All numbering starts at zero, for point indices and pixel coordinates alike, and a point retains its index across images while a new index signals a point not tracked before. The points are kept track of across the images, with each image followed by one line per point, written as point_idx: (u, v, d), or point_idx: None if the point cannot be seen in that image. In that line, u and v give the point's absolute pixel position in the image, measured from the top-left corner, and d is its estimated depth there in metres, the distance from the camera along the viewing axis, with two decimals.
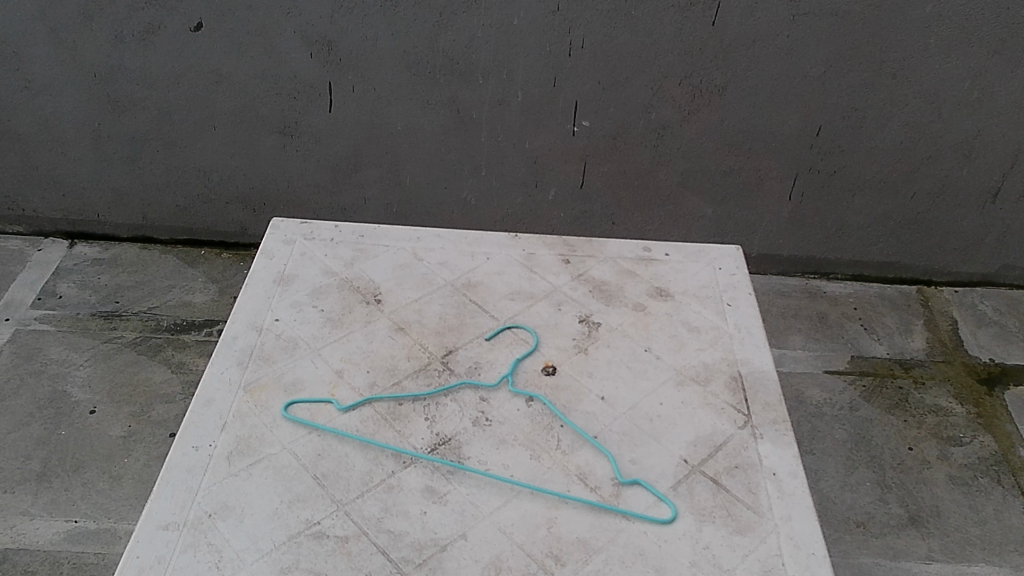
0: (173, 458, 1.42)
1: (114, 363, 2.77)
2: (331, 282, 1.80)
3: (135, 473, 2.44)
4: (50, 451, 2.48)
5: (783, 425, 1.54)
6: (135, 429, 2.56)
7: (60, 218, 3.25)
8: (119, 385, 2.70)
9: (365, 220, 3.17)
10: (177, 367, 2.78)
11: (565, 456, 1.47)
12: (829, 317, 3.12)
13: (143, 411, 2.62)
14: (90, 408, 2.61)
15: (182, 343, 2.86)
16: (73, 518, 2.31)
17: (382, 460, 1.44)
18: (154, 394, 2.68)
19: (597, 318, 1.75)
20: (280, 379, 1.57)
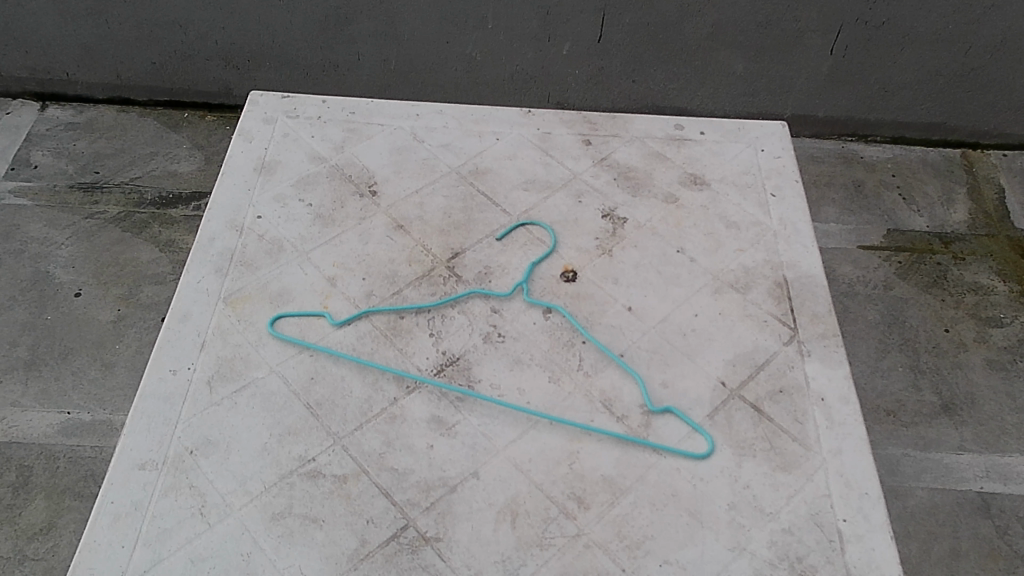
0: (147, 385, 1.26)
1: (98, 241, 2.59)
2: (319, 169, 1.58)
3: (129, 361, 2.31)
4: (36, 338, 2.34)
5: (833, 340, 1.36)
6: (125, 313, 2.42)
7: (27, 78, 2.96)
8: (105, 266, 2.53)
9: (360, 78, 2.88)
10: (165, 245, 2.59)
11: (588, 379, 1.31)
12: (866, 185, 2.88)
13: (132, 293, 2.46)
14: (75, 291, 2.45)
15: (170, 219, 2.66)
16: (67, 410, 2.21)
17: (382, 386, 1.28)
18: (142, 275, 2.51)
19: (623, 212, 1.54)
20: (265, 289, 1.39)
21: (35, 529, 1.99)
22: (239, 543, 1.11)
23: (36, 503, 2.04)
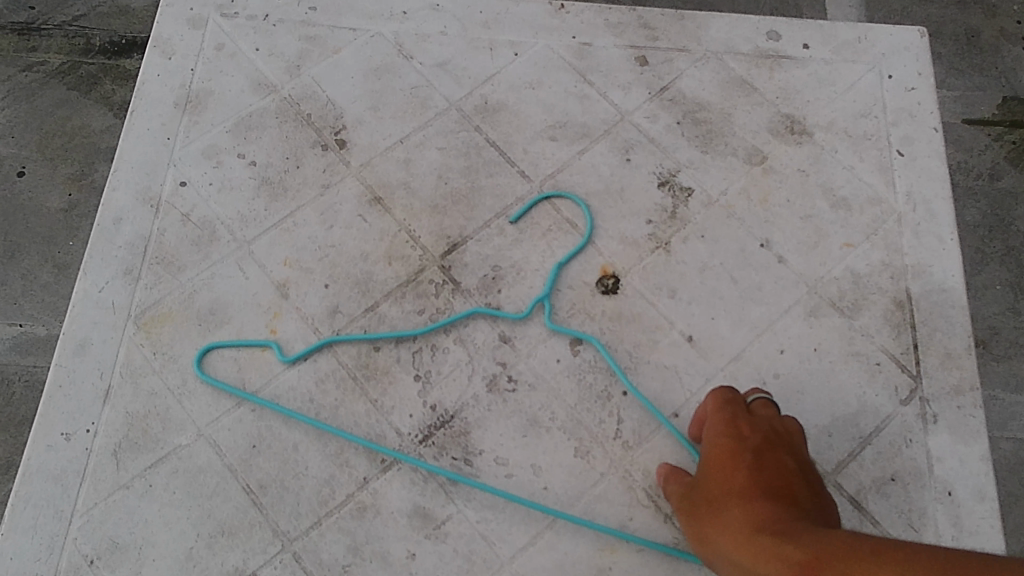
0: (32, 456, 0.94)
1: (37, 103, 1.49)
2: (267, 103, 1.13)
3: None
4: None
5: (969, 399, 0.99)
6: (79, 201, 1.41)
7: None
8: (50, 138, 1.46)
9: None
10: (122, 111, 1.49)
11: (628, 454, 0.96)
12: (981, 36, 1.52)
13: (85, 175, 1.43)
14: (17, 169, 1.43)
15: (129, 73, 1.53)
16: (18, 322, 1.32)
17: (349, 461, 0.95)
18: (99, 149, 1.46)
19: (687, 179, 1.11)
20: (190, 304, 1.02)
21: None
22: None
23: None
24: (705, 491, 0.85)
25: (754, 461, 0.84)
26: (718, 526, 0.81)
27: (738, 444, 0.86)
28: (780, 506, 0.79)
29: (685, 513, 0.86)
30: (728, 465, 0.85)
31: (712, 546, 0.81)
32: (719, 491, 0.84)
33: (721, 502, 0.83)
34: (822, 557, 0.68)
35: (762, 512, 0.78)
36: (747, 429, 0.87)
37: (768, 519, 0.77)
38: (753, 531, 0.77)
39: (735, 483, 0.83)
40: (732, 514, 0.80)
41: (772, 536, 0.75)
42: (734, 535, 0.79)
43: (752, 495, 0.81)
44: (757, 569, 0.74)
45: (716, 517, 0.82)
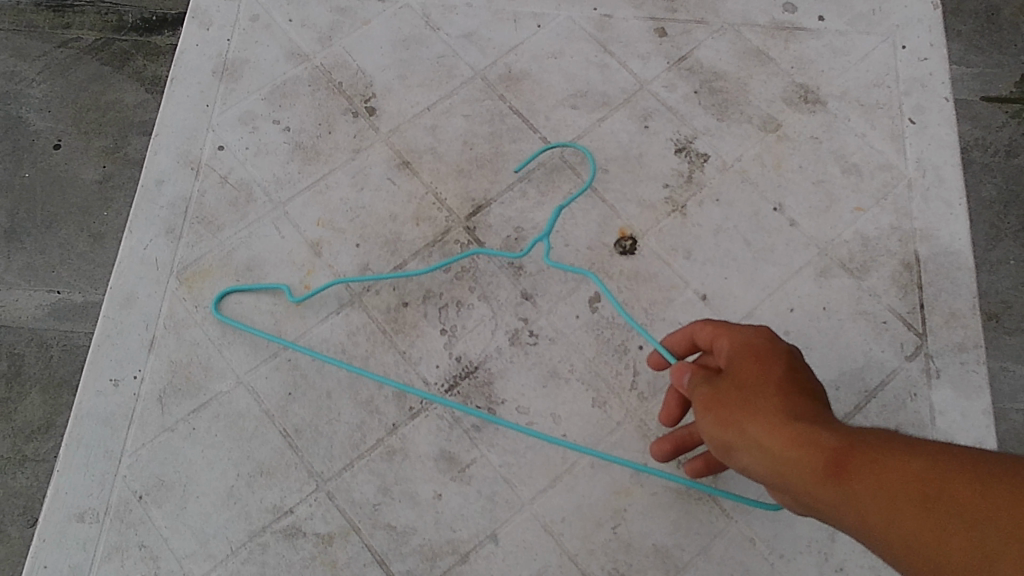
0: (83, 400, 1.00)
1: (73, 79, 1.53)
2: (299, 72, 1.19)
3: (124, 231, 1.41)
4: (14, 201, 1.42)
5: (973, 356, 1.03)
6: (112, 172, 1.46)
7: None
8: (85, 113, 1.50)
9: None
10: (154, 86, 1.53)
11: (643, 404, 1.01)
12: (1002, 13, 1.53)
13: (118, 147, 1.48)
14: (53, 142, 1.48)
15: (160, 49, 1.56)
16: (56, 288, 1.37)
17: (379, 407, 1.01)
18: (133, 122, 1.50)
19: (703, 145, 1.15)
20: (229, 261, 1.08)
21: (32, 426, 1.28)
22: None
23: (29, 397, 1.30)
24: (730, 375, 0.71)
25: (791, 363, 0.70)
26: (743, 405, 0.67)
27: (778, 340, 0.73)
28: (821, 405, 0.66)
29: (701, 397, 0.72)
30: (761, 358, 0.71)
31: (733, 435, 0.67)
32: (749, 381, 0.69)
33: (750, 389, 0.68)
34: (869, 447, 0.57)
35: (801, 406, 0.65)
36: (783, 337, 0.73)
37: (810, 413, 0.64)
38: (788, 420, 0.63)
39: (770, 374, 0.69)
40: (763, 396, 0.67)
41: (813, 424, 0.62)
42: (767, 421, 0.64)
43: (789, 388, 0.67)
44: (787, 456, 0.61)
45: (744, 404, 0.67)
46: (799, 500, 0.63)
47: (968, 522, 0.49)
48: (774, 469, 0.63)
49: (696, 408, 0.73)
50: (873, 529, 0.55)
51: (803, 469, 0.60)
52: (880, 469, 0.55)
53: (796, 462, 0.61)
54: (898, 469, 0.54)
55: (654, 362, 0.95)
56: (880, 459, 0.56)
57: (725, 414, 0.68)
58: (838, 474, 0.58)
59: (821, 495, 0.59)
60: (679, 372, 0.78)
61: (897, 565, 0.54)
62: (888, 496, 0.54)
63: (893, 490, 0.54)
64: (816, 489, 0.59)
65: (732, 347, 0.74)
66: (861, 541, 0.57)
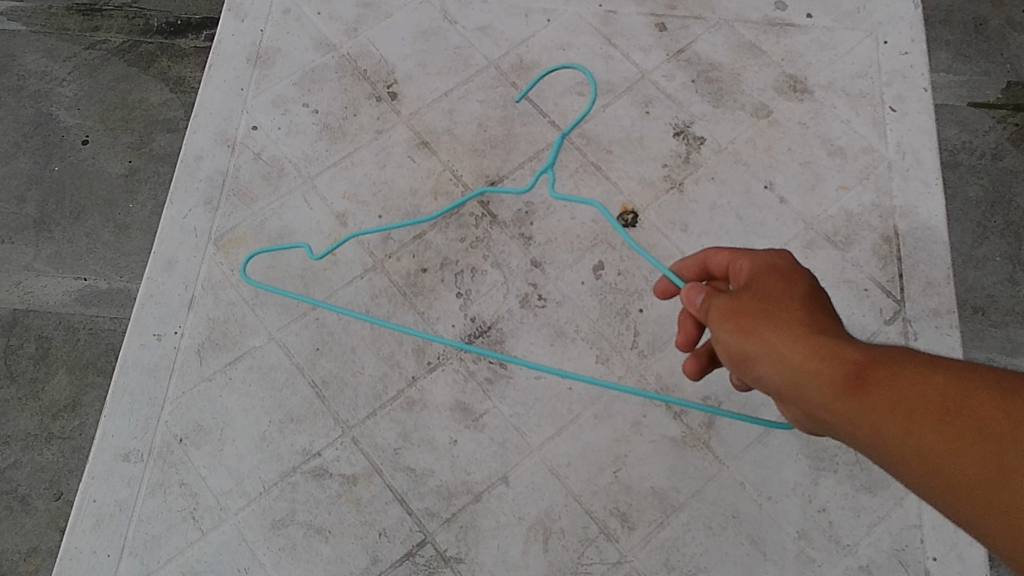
0: (128, 353, 1.09)
1: (103, 78, 1.60)
2: (327, 60, 1.28)
3: (147, 222, 1.47)
4: (46, 195, 1.50)
5: (948, 320, 1.11)
6: (138, 167, 1.52)
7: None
8: (112, 109, 1.58)
9: None
10: (178, 87, 1.60)
11: (643, 362, 1.10)
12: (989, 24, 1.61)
13: (144, 142, 1.55)
14: (82, 138, 1.55)
15: (183, 51, 1.63)
16: (83, 275, 1.43)
17: (399, 362, 1.09)
18: (157, 120, 1.57)
19: (700, 129, 1.24)
20: (262, 229, 1.17)
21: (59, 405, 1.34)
22: (235, 556, 1.00)
23: (56, 378, 1.36)
24: (752, 288, 0.74)
25: (810, 285, 0.73)
26: (767, 317, 0.70)
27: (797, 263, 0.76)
28: (838, 324, 0.70)
29: (719, 307, 0.75)
30: (784, 278, 0.74)
31: (753, 346, 0.70)
32: (771, 297, 0.72)
33: (776, 304, 0.71)
34: (891, 365, 0.62)
35: (823, 325, 0.69)
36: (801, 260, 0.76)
37: (832, 331, 0.68)
38: (813, 335, 0.67)
39: (792, 294, 0.72)
40: (787, 312, 0.70)
41: (836, 340, 0.67)
42: (794, 334, 0.68)
43: (811, 308, 0.71)
44: (809, 368, 0.66)
45: (768, 317, 0.70)
46: (812, 412, 0.68)
47: (982, 434, 0.54)
48: (795, 378, 0.67)
49: (712, 317, 0.75)
50: (885, 439, 0.60)
51: (825, 381, 0.65)
52: (901, 384, 0.60)
53: (818, 373, 0.65)
54: (918, 384, 0.59)
55: (660, 290, 0.92)
56: (901, 375, 0.61)
57: (745, 323, 0.71)
58: (858, 386, 0.63)
59: (839, 407, 0.64)
60: (691, 289, 0.80)
61: (903, 475, 0.60)
62: (905, 409, 0.59)
63: (910, 404, 0.59)
64: (835, 402, 0.64)
65: (751, 263, 0.76)
66: (869, 452, 0.63)
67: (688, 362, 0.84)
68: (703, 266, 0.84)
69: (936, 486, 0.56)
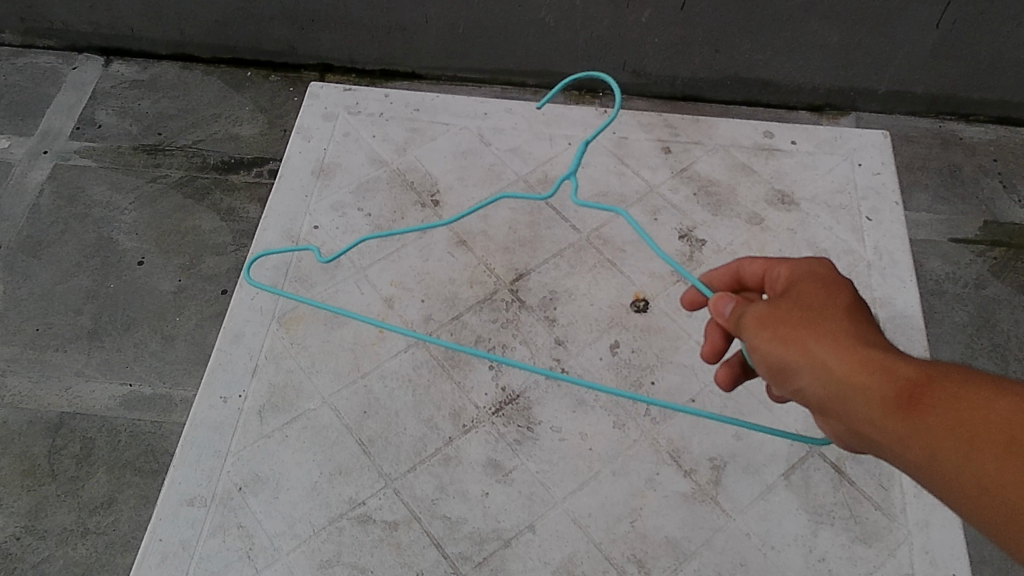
0: (198, 412, 1.23)
1: (162, 206, 2.13)
2: (380, 174, 1.50)
3: (190, 333, 1.84)
4: (99, 308, 1.89)
5: None
6: (186, 284, 1.94)
7: (22, 27, 2.64)
8: (167, 234, 2.06)
9: (418, 52, 2.49)
10: (227, 215, 2.13)
11: (655, 427, 1.22)
12: None
13: (193, 264, 1.99)
14: (137, 260, 1.99)
15: (233, 186, 2.22)
16: (129, 382, 1.77)
17: (438, 424, 1.23)
18: (204, 246, 2.04)
19: (702, 233, 1.43)
20: (320, 309, 1.34)
21: (96, 501, 1.60)
22: None
23: (96, 476, 1.64)
24: (796, 303, 0.81)
25: (851, 301, 0.80)
26: (810, 328, 0.77)
27: (836, 277, 0.84)
28: (881, 338, 0.76)
29: (761, 318, 0.82)
30: (825, 294, 0.81)
31: (798, 354, 0.77)
32: (816, 309, 0.79)
33: (819, 315, 0.78)
34: (942, 384, 0.67)
35: (868, 337, 0.75)
36: (840, 278, 0.84)
37: (877, 345, 0.74)
38: (859, 347, 0.74)
39: (835, 306, 0.79)
40: (830, 324, 0.77)
41: (882, 355, 0.73)
42: (838, 345, 0.75)
43: (854, 321, 0.78)
44: (856, 381, 0.72)
45: (812, 326, 0.77)
46: (856, 423, 0.73)
47: None
48: (841, 388, 0.73)
49: (752, 327, 0.82)
50: (932, 455, 0.65)
51: (873, 393, 0.71)
52: (955, 407, 0.64)
53: (865, 388, 0.71)
54: (976, 409, 0.63)
55: (687, 300, 1.04)
56: (954, 396, 0.65)
57: (788, 331, 0.78)
58: (909, 403, 0.68)
59: (887, 422, 0.70)
60: (721, 300, 0.90)
61: (948, 494, 0.65)
62: (955, 431, 0.63)
63: (960, 425, 0.63)
64: (883, 415, 0.70)
65: (791, 276, 0.86)
66: (916, 469, 0.68)
67: (720, 373, 0.97)
68: (735, 277, 0.97)
69: (984, 511, 0.61)
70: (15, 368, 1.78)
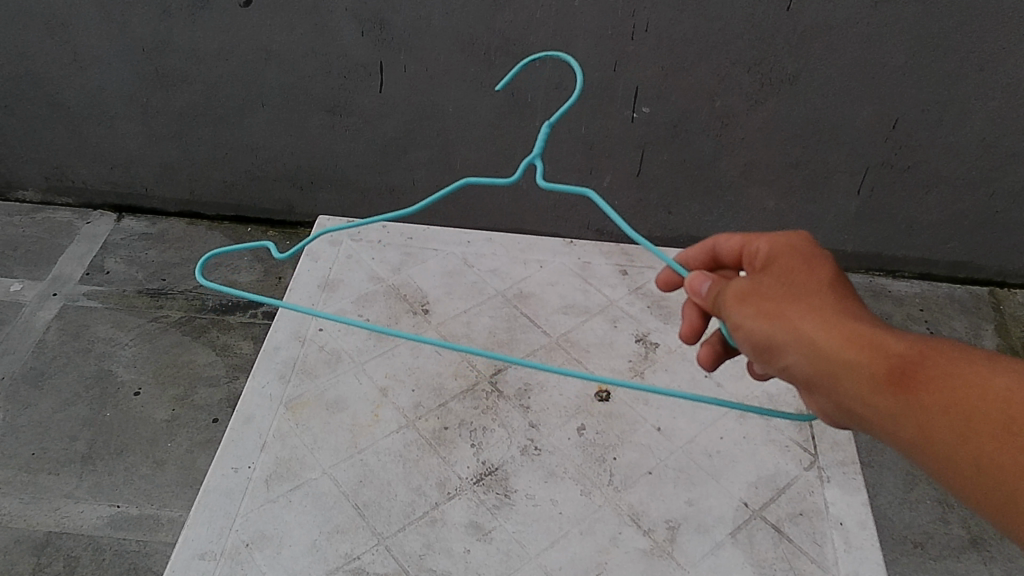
0: (211, 480, 1.38)
1: (161, 342, 2.53)
2: (378, 288, 1.74)
3: (180, 459, 2.21)
4: (95, 433, 2.25)
5: (852, 467, 1.44)
6: (179, 413, 2.32)
7: (45, 186, 3.02)
8: (164, 368, 2.45)
9: (405, 211, 2.83)
10: (222, 350, 2.53)
11: (617, 493, 1.39)
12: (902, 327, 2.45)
13: (186, 394, 2.38)
14: (135, 390, 2.38)
15: (228, 324, 2.62)
16: (117, 503, 2.10)
17: (425, 491, 1.38)
18: (198, 376, 2.44)
19: (655, 337, 1.66)
20: (322, 396, 1.52)
21: None
22: None
23: None
24: (781, 284, 0.94)
25: (827, 277, 0.94)
26: (795, 304, 0.91)
27: (809, 252, 0.98)
28: (857, 310, 0.91)
29: (747, 297, 0.95)
30: (803, 274, 0.95)
31: (790, 331, 0.90)
32: (799, 289, 0.93)
33: (804, 295, 0.92)
34: (932, 365, 0.82)
35: (850, 313, 0.89)
36: (812, 252, 0.98)
37: (858, 320, 0.89)
38: (845, 323, 0.88)
39: (814, 285, 0.93)
40: (815, 301, 0.91)
41: (865, 330, 0.87)
42: (826, 322, 0.88)
43: (833, 297, 0.92)
44: (847, 357, 0.86)
45: (799, 305, 0.91)
46: (840, 393, 0.89)
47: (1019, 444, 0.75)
48: (830, 363, 0.87)
49: (739, 306, 0.95)
50: (922, 426, 0.81)
51: (863, 368, 0.85)
52: (948, 388, 0.80)
53: (855, 365, 0.86)
54: (963, 391, 0.79)
55: (661, 281, 1.21)
56: (946, 378, 0.81)
57: (774, 308, 0.91)
58: (899, 379, 0.83)
59: (876, 395, 0.85)
60: (698, 279, 1.04)
61: (931, 457, 0.82)
62: (948, 408, 0.80)
63: (949, 403, 0.80)
64: (872, 388, 0.85)
65: (772, 255, 0.99)
66: (902, 435, 0.84)
67: (702, 352, 1.16)
68: (710, 253, 1.15)
69: (972, 476, 0.78)
70: (9, 490, 2.11)
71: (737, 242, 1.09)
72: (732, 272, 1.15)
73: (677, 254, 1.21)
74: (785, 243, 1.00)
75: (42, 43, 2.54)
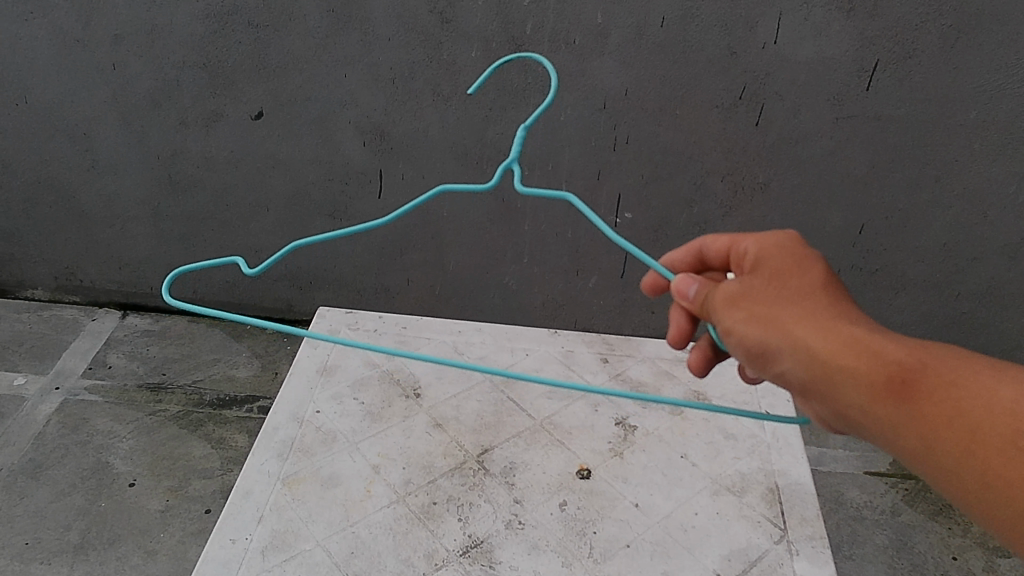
0: (210, 551, 1.44)
1: (157, 435, 2.60)
2: (373, 374, 1.85)
3: (171, 549, 2.24)
4: (88, 523, 2.29)
5: (820, 541, 1.51)
6: (173, 503, 2.38)
7: (55, 285, 3.16)
8: (160, 459, 2.52)
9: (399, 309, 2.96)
10: (217, 443, 2.60)
11: (597, 565, 1.45)
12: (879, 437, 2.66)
13: (181, 486, 2.44)
14: (130, 481, 2.43)
15: (224, 418, 2.70)
16: None
17: (413, 562, 1.45)
18: (193, 468, 2.50)
19: (634, 421, 1.77)
20: (317, 473, 1.60)
21: None
22: None
23: None
24: (773, 288, 0.98)
25: (818, 281, 0.99)
26: (788, 310, 0.95)
27: (799, 257, 1.03)
28: (850, 315, 0.95)
29: (738, 301, 0.99)
30: (795, 279, 0.99)
31: (784, 336, 0.94)
32: (791, 294, 0.97)
33: (796, 301, 0.96)
34: (929, 375, 0.86)
35: (843, 318, 0.94)
36: (802, 257, 1.03)
37: (852, 325, 0.93)
38: (838, 328, 0.92)
39: (806, 289, 0.97)
40: (807, 308, 0.95)
41: (859, 336, 0.91)
42: (820, 328, 0.92)
43: (825, 302, 0.96)
44: (844, 362, 0.90)
45: (792, 310, 0.95)
46: (836, 399, 0.93)
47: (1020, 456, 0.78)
48: (825, 367, 0.91)
49: (730, 310, 0.99)
50: (922, 434, 0.85)
51: (860, 373, 0.89)
52: (947, 398, 0.84)
53: (852, 370, 0.89)
54: (964, 403, 0.83)
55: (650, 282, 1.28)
56: (946, 389, 0.85)
57: (766, 313, 0.95)
58: (897, 386, 0.87)
59: (873, 401, 0.89)
60: (686, 283, 1.09)
61: (931, 465, 0.86)
62: (948, 418, 0.83)
63: (949, 413, 0.84)
64: (869, 395, 0.89)
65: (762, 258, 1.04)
66: (901, 442, 0.88)
67: (693, 357, 1.25)
68: (697, 254, 1.23)
69: (976, 486, 0.81)
70: None
71: (725, 241, 1.16)
72: (718, 273, 1.23)
73: (663, 258, 1.28)
74: (775, 244, 1.05)
75: (64, 151, 2.72)
